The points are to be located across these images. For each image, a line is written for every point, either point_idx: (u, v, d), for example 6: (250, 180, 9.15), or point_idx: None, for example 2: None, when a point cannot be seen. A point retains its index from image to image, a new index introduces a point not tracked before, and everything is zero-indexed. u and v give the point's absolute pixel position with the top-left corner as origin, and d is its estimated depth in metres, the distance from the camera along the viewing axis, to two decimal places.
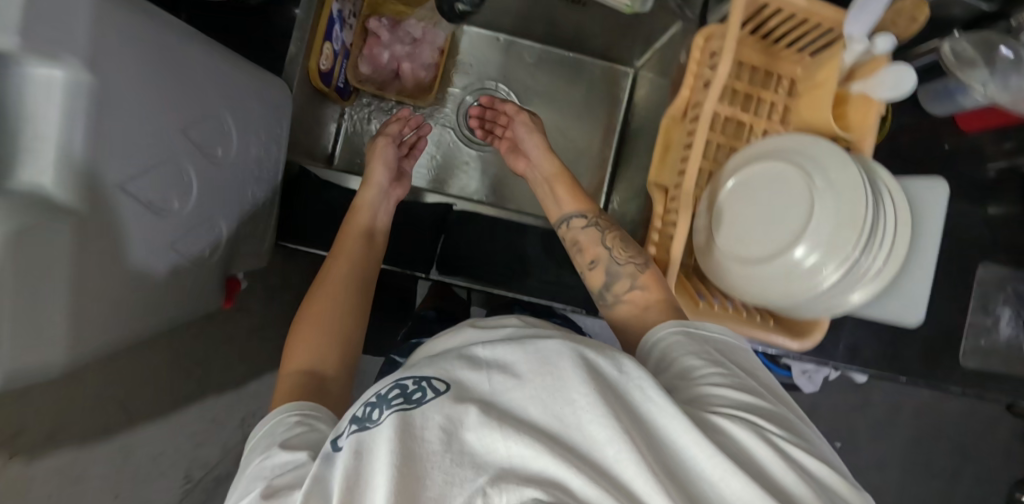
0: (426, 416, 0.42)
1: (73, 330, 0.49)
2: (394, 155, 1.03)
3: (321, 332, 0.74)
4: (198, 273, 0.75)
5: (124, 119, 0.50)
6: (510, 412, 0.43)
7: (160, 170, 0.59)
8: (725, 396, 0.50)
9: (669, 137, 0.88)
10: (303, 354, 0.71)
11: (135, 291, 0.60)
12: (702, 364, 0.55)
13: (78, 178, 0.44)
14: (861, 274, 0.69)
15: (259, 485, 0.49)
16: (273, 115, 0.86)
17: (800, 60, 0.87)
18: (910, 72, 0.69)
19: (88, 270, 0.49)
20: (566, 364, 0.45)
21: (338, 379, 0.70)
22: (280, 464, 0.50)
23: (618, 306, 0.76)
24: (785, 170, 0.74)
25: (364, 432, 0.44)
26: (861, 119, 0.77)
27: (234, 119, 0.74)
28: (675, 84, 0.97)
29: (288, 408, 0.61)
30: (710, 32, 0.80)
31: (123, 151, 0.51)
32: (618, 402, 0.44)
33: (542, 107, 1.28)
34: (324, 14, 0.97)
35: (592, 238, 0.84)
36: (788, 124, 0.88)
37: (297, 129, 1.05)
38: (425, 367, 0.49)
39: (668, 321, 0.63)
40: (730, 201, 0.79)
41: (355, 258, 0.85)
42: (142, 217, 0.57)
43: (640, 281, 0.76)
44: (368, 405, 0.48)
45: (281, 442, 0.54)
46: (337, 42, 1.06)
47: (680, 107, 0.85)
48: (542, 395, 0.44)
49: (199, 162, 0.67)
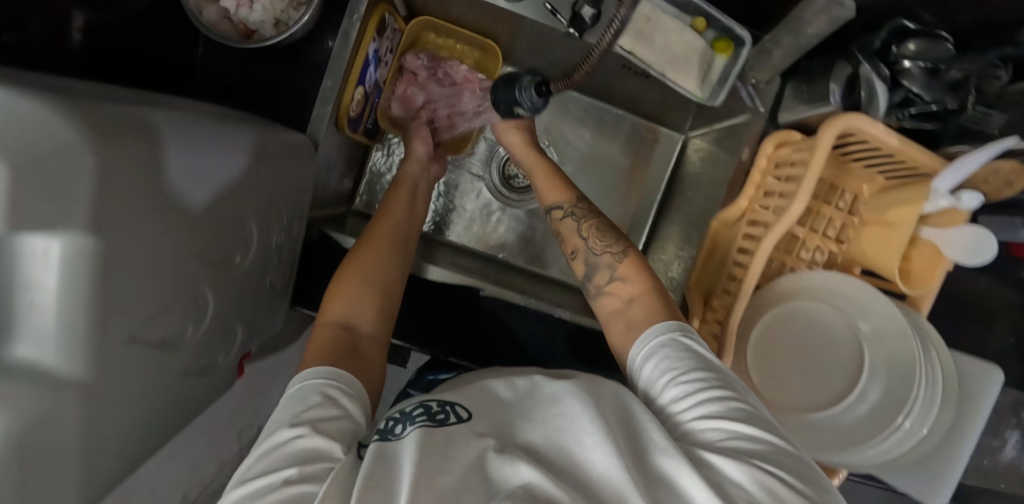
0: (451, 437, 0.42)
1: (102, 472, 0.36)
2: (420, 98, 0.80)
3: (354, 290, 0.59)
4: (215, 386, 0.52)
5: (172, 228, 0.39)
6: (540, 443, 0.42)
7: (171, 316, 0.41)
8: (724, 431, 0.41)
9: (716, 240, 0.71)
10: (338, 305, 0.58)
11: (149, 430, 0.42)
12: (698, 390, 0.45)
13: (91, 350, 0.31)
14: (906, 432, 0.58)
15: (290, 464, 0.40)
16: (301, 163, 0.61)
17: (872, 177, 0.66)
18: (994, 244, 0.54)
19: (102, 427, 0.35)
20: (587, 406, 0.43)
21: (376, 337, 0.57)
22: (311, 451, 0.41)
23: (600, 300, 0.59)
24: (820, 310, 0.64)
25: (386, 441, 0.43)
26: (925, 270, 0.61)
27: (293, 186, 0.59)
28: (735, 182, 0.70)
29: (314, 373, 0.48)
30: (782, 140, 0.65)
31: (145, 279, 0.36)
32: (629, 441, 0.41)
33: (591, 152, 0.87)
34: (365, 55, 0.66)
35: (570, 227, 0.65)
36: (847, 242, 0.68)
37: (336, 184, 0.78)
38: (447, 393, 0.49)
39: (655, 329, 0.51)
40: (771, 338, 0.64)
41: (390, 245, 0.65)
42: (165, 359, 0.41)
43: (620, 271, 0.59)
44: (390, 419, 0.47)
45: (314, 420, 0.43)
46: (374, 86, 0.73)
47: (732, 214, 0.68)
48: (568, 428, 0.43)
49: (247, 245, 0.50)
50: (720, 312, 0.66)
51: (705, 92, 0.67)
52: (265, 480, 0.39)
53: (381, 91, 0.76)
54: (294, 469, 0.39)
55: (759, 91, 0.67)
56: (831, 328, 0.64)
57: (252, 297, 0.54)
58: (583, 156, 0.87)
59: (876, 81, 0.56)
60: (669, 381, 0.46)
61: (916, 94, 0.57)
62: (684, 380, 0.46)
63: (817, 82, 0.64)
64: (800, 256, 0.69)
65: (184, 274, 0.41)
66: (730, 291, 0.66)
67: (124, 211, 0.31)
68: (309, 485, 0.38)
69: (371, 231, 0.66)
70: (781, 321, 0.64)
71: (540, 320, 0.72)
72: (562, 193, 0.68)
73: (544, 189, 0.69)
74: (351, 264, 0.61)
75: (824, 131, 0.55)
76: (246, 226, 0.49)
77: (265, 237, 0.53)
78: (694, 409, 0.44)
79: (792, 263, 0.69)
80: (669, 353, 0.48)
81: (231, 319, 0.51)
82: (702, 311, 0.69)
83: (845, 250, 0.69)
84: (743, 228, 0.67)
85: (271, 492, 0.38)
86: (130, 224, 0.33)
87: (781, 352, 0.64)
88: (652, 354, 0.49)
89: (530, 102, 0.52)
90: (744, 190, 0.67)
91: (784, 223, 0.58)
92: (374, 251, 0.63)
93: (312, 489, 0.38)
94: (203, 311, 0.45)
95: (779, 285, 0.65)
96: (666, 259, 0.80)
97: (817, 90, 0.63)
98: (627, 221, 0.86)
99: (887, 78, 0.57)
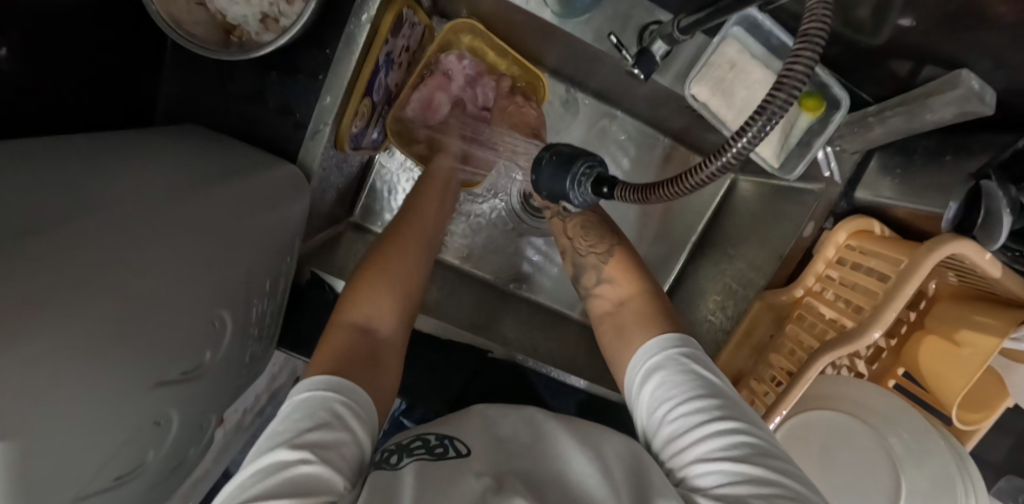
0: (452, 474, 0.35)
1: None
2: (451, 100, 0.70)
3: (378, 292, 0.51)
4: (189, 467, 0.47)
5: (113, 357, 0.30)
6: (551, 483, 0.36)
7: (126, 450, 0.35)
8: (728, 474, 0.36)
9: (756, 323, 0.62)
10: (361, 304, 0.49)
11: None
12: (698, 423, 0.39)
13: None
14: None
15: (282, 494, 0.32)
16: (284, 224, 0.51)
17: (944, 276, 0.59)
18: None
19: None
20: (594, 455, 0.38)
21: (393, 342, 0.49)
22: (308, 479, 0.33)
23: (591, 305, 0.57)
24: (848, 421, 0.58)
25: (382, 474, 0.36)
26: (982, 391, 0.56)
27: (275, 244, 0.50)
28: (788, 263, 0.62)
29: (320, 383, 0.40)
30: (857, 229, 0.56)
31: (81, 448, 0.29)
32: (635, 491, 0.36)
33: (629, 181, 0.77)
34: (372, 58, 0.54)
35: (560, 227, 0.64)
36: (898, 340, 0.63)
37: (333, 201, 0.68)
38: (446, 426, 0.42)
39: (651, 353, 0.46)
40: (802, 449, 0.60)
41: (416, 245, 0.57)
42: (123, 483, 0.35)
43: (607, 273, 0.58)
44: (385, 451, 0.40)
45: (316, 442, 0.36)
46: (382, 91, 0.61)
47: (782, 300, 0.60)
48: (581, 471, 0.37)
49: (220, 334, 0.43)
50: (755, 399, 0.59)
51: (780, 162, 0.57)
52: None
53: (389, 95, 0.64)
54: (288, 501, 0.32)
55: (838, 160, 0.58)
56: (860, 443, 0.57)
57: (230, 380, 0.48)
58: None
59: (1002, 208, 0.44)
60: (668, 414, 0.41)
61: None
62: (682, 411, 0.40)
63: (916, 171, 0.55)
64: None
65: (138, 409, 0.34)
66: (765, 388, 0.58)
67: (33, 412, 0.24)
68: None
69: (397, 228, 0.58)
70: (808, 424, 0.60)
71: (551, 386, 0.66)
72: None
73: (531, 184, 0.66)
74: (371, 266, 0.53)
75: (924, 254, 0.46)
76: (218, 316, 0.42)
77: (242, 315, 0.46)
78: (694, 447, 0.38)
79: None
80: (666, 380, 0.43)
81: (205, 412, 0.45)
82: None
83: (894, 348, 0.63)
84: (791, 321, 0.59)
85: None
86: (51, 412, 0.26)
87: (802, 461, 0.59)
88: (649, 382, 0.44)
89: (582, 197, 0.40)
90: (802, 279, 0.59)
91: (855, 345, 0.48)
92: (406, 253, 0.55)
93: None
94: (168, 426, 0.39)
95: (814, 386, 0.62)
96: (697, 317, 0.71)
97: (919, 182, 0.54)
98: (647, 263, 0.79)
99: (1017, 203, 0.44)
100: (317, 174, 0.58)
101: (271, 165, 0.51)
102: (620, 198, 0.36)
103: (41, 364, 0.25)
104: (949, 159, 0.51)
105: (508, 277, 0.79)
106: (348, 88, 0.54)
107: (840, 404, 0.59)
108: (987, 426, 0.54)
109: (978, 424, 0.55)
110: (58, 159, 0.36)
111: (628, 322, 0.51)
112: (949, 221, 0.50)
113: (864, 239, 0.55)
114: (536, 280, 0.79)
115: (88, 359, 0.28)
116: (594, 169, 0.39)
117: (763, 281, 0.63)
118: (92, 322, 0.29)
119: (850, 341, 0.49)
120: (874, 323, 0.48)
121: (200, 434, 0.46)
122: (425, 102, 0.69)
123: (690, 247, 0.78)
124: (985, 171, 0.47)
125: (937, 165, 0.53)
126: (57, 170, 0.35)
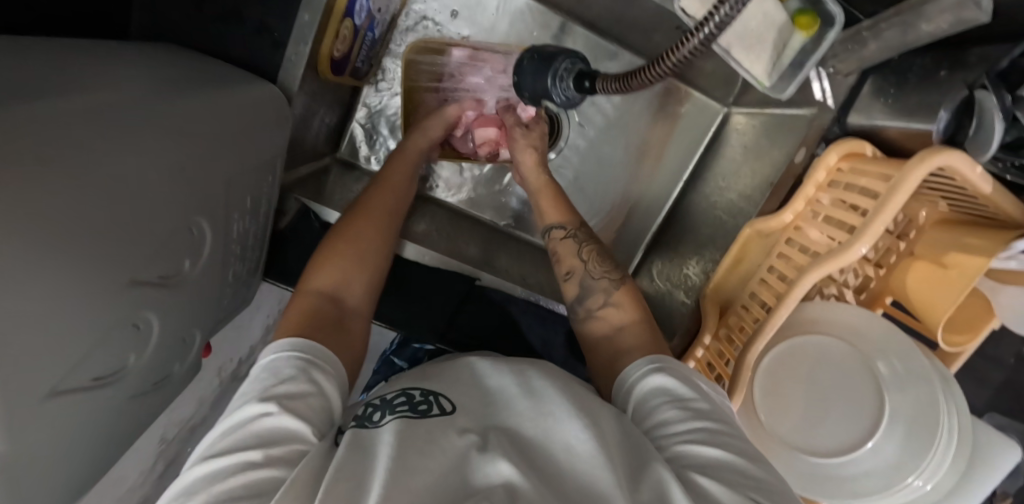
0: (434, 432, 0.35)
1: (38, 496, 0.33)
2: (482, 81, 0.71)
3: (347, 258, 0.52)
4: (175, 376, 0.48)
5: (83, 243, 0.30)
6: (537, 448, 0.35)
7: (105, 342, 0.35)
8: (713, 460, 0.36)
9: (745, 251, 0.62)
10: (326, 274, 0.50)
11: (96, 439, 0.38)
12: (687, 416, 0.39)
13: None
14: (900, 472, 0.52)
15: (253, 445, 0.33)
16: (263, 143, 0.50)
17: (934, 203, 0.58)
18: None
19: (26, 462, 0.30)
20: (588, 421, 0.36)
21: (360, 310, 0.50)
22: (278, 431, 0.35)
23: (588, 327, 0.54)
24: (836, 350, 0.58)
25: (363, 430, 0.36)
26: (964, 318, 0.56)
27: (254, 163, 0.49)
28: (779, 189, 0.61)
29: (289, 345, 0.42)
30: (850, 151, 0.56)
31: (57, 334, 0.30)
32: (625, 458, 0.35)
33: (622, 116, 0.75)
34: None
35: (569, 249, 0.58)
36: (887, 269, 0.62)
37: (317, 131, 0.66)
38: (433, 382, 0.42)
39: (648, 356, 0.46)
40: (781, 377, 0.59)
41: (384, 222, 0.57)
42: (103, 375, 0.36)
43: (616, 297, 0.54)
44: (368, 407, 0.41)
45: (283, 396, 0.37)
46: (365, 13, 0.59)
47: (771, 227, 0.59)
48: (570, 436, 0.35)
49: (197, 245, 0.43)
50: (738, 329, 0.60)
51: (772, 82, 0.55)
52: (221, 461, 0.33)
53: (374, 19, 0.62)
54: (258, 452, 0.33)
55: (832, 83, 0.57)
56: (843, 363, 0.57)
57: (208, 298, 0.48)
58: (607, 121, 0.76)
59: (994, 111, 0.44)
60: (658, 409, 0.41)
61: None
62: (674, 406, 0.40)
63: (910, 92, 0.53)
64: (832, 277, 0.63)
65: (114, 306, 0.34)
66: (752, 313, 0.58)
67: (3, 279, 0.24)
68: (276, 471, 0.32)
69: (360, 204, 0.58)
70: (795, 349, 0.59)
71: (538, 315, 0.67)
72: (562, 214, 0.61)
73: (544, 206, 0.61)
74: (340, 235, 0.54)
75: (914, 165, 0.46)
76: (195, 225, 0.42)
77: (222, 228, 0.46)
78: (681, 436, 0.38)
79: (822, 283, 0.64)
80: (661, 378, 0.43)
81: (185, 326, 0.45)
82: (716, 327, 0.63)
83: (881, 277, 0.63)
84: (779, 246, 0.59)
85: (231, 475, 0.31)
86: (23, 286, 0.26)
87: (788, 386, 0.58)
88: (642, 379, 0.44)
89: (565, 94, 0.43)
90: (793, 203, 0.58)
91: (837, 262, 0.49)
92: (369, 225, 0.55)
93: (279, 476, 0.32)
94: (147, 332, 0.39)
95: (804, 312, 0.61)
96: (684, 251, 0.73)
97: (912, 103, 0.53)
98: (636, 200, 0.78)
99: (1009, 110, 0.44)
100: (298, 97, 0.57)
101: (251, 81, 0.49)
102: (599, 87, 0.38)
103: (17, 233, 0.25)
104: (944, 75, 0.50)
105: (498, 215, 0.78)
106: (329, 5, 0.51)
107: (828, 329, 0.59)
108: (971, 349, 0.55)
109: (963, 346, 0.55)
110: (24, 43, 0.35)
111: (631, 349, 0.48)
112: (938, 132, 0.49)
113: (855, 162, 0.55)
114: (527, 218, 0.78)
115: (61, 243, 0.28)
116: (575, 65, 0.42)
117: (754, 210, 0.62)
118: (61, 208, 0.28)
119: (838, 255, 0.49)
120: (858, 237, 0.48)
121: (181, 347, 0.46)
122: (466, 64, 0.71)
123: (683, 186, 0.78)
124: (981, 82, 0.46)
125: (931, 83, 0.51)
126: (24, 50, 0.33)
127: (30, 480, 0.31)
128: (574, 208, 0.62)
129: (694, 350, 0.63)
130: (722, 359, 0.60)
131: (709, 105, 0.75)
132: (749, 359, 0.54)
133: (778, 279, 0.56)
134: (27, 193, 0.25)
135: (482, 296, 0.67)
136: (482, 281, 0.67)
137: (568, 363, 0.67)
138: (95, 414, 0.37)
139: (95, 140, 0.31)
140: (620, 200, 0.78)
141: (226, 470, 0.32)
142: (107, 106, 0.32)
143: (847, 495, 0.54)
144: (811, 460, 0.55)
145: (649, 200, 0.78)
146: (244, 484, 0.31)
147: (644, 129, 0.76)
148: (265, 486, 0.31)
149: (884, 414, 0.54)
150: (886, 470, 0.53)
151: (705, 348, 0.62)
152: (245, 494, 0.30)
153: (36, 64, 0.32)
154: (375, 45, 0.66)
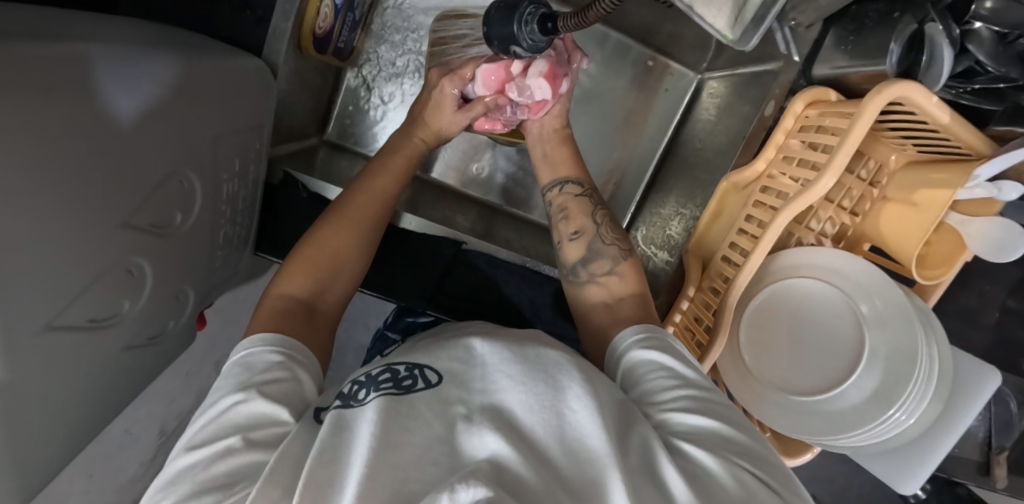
0: (419, 407, 0.32)
1: (50, 422, 0.35)
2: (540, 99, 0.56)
3: (323, 268, 0.50)
4: (167, 336, 0.50)
5: (88, 176, 0.33)
6: (523, 423, 0.32)
7: (105, 281, 0.37)
8: (701, 427, 0.36)
9: (723, 203, 0.64)
10: (300, 278, 0.49)
11: (97, 382, 0.40)
12: (674, 385, 0.40)
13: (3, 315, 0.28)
14: (881, 412, 0.53)
15: (232, 433, 0.34)
16: (245, 105, 0.51)
17: (903, 146, 0.59)
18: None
19: (39, 381, 0.33)
20: (586, 392, 0.33)
21: (331, 314, 0.50)
22: (256, 415, 0.35)
23: (585, 290, 0.54)
24: (829, 293, 0.58)
25: (346, 410, 0.34)
26: (943, 253, 0.57)
27: (239, 126, 0.51)
28: (751, 136, 0.63)
29: (261, 340, 0.42)
30: (814, 98, 0.58)
31: (61, 260, 0.32)
32: (615, 419, 0.34)
33: (600, 85, 0.78)
34: None
35: (582, 207, 0.58)
36: (862, 216, 0.62)
37: (302, 108, 0.69)
38: (421, 354, 0.39)
39: (638, 326, 0.47)
40: (771, 333, 0.60)
41: (367, 234, 0.54)
42: (103, 314, 0.38)
43: (622, 267, 0.54)
44: (353, 384, 0.38)
45: (260, 383, 0.38)
46: None
47: (746, 177, 0.61)
48: (563, 405, 0.33)
49: (185, 198, 0.45)
50: (719, 276, 0.61)
51: (736, 36, 0.53)
52: (203, 452, 0.34)
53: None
54: (238, 437, 0.34)
55: (795, 35, 0.60)
56: (828, 313, 0.59)
57: (196, 260, 0.50)
58: (584, 92, 0.78)
59: (943, 41, 0.48)
60: (646, 376, 0.41)
61: (980, 63, 0.51)
62: (661, 374, 0.41)
63: (867, 35, 0.55)
64: (809, 227, 0.63)
65: (110, 247, 0.36)
66: (733, 262, 0.60)
67: (8, 183, 0.26)
68: (257, 455, 0.33)
69: (341, 208, 0.54)
70: (777, 299, 0.60)
71: (525, 278, 0.70)
72: (575, 170, 0.62)
73: (557, 156, 0.61)
74: (313, 243, 0.51)
75: (872, 96, 0.48)
76: (185, 179, 0.44)
77: (211, 186, 0.49)
78: (667, 403, 0.38)
79: (800, 234, 0.64)
80: (653, 353, 0.43)
81: (177, 283, 0.48)
82: (700, 278, 0.64)
83: (857, 225, 0.62)
84: (753, 195, 0.60)
85: (214, 463, 0.32)
86: (26, 200, 0.28)
87: (772, 335, 0.60)
88: (629, 348, 0.45)
89: (531, 38, 0.43)
90: (764, 151, 0.60)
91: (807, 199, 0.51)
92: (345, 233, 0.53)
93: (261, 459, 0.33)
94: (141, 278, 0.41)
95: (781, 260, 0.61)
96: (665, 215, 0.76)
97: (870, 45, 0.55)
98: (619, 171, 0.80)
99: (957, 40, 0.49)
100: (283, 72, 0.59)
101: (237, 53, 0.52)
102: (561, 27, 0.39)
103: (25, 148, 0.27)
104: (897, 16, 0.52)
105: (484, 190, 0.80)
106: None
107: (828, 285, 0.58)
108: (946, 280, 0.57)
109: (938, 278, 0.57)
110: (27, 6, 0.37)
111: (628, 319, 0.49)
112: (892, 67, 0.52)
113: (821, 108, 0.57)
114: (514, 192, 0.81)
115: (68, 170, 0.31)
116: (539, 10, 0.42)
117: (729, 164, 0.64)
118: (76, 133, 0.31)
119: (806, 192, 0.51)
120: (826, 169, 0.50)
121: (173, 305, 0.49)
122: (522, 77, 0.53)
123: (662, 151, 0.81)
124: (929, 17, 0.50)
125: (887, 24, 0.54)
126: (29, 9, 0.36)
127: (34, 407, 0.33)
128: (583, 165, 0.62)
129: (678, 303, 0.64)
130: (709, 309, 0.61)
131: (684, 74, 0.78)
132: (731, 300, 0.56)
133: (756, 227, 0.58)
134: (30, 109, 0.28)
135: (468, 261, 0.69)
136: (469, 245, 0.69)
137: (556, 325, 0.69)
138: (100, 354, 0.39)
139: (93, 82, 0.33)
140: (603, 171, 0.80)
141: (210, 459, 0.33)
142: (100, 54, 0.35)
143: (832, 430, 0.55)
144: (792, 398, 0.57)
145: (631, 168, 0.81)
146: (227, 472, 0.32)
147: (624, 100, 0.79)
148: (245, 472, 0.32)
149: (864, 353, 0.55)
150: (869, 401, 0.54)
151: (689, 300, 0.64)
152: (228, 482, 0.31)
153: (43, 19, 0.35)
154: (356, 26, 0.69)
